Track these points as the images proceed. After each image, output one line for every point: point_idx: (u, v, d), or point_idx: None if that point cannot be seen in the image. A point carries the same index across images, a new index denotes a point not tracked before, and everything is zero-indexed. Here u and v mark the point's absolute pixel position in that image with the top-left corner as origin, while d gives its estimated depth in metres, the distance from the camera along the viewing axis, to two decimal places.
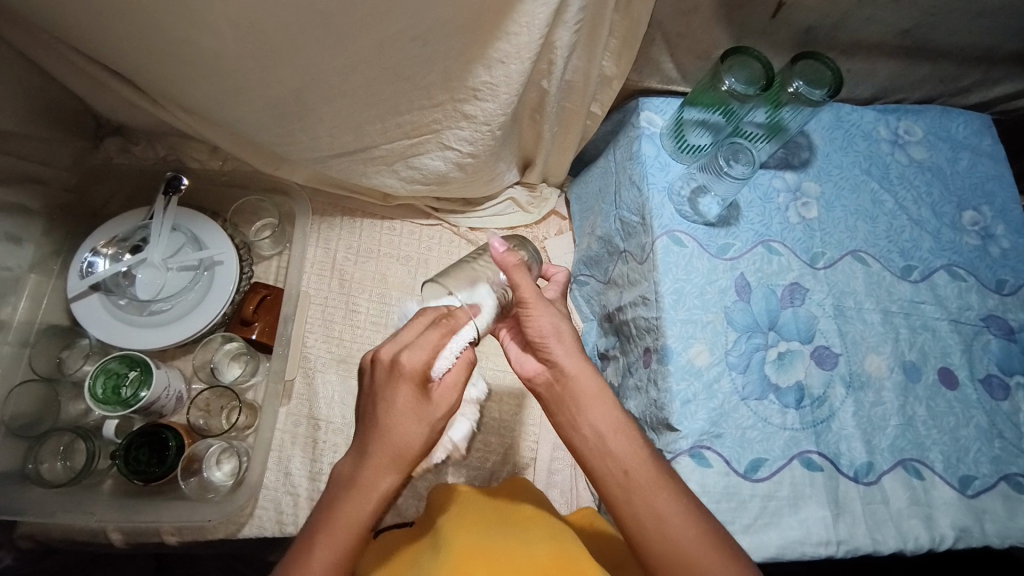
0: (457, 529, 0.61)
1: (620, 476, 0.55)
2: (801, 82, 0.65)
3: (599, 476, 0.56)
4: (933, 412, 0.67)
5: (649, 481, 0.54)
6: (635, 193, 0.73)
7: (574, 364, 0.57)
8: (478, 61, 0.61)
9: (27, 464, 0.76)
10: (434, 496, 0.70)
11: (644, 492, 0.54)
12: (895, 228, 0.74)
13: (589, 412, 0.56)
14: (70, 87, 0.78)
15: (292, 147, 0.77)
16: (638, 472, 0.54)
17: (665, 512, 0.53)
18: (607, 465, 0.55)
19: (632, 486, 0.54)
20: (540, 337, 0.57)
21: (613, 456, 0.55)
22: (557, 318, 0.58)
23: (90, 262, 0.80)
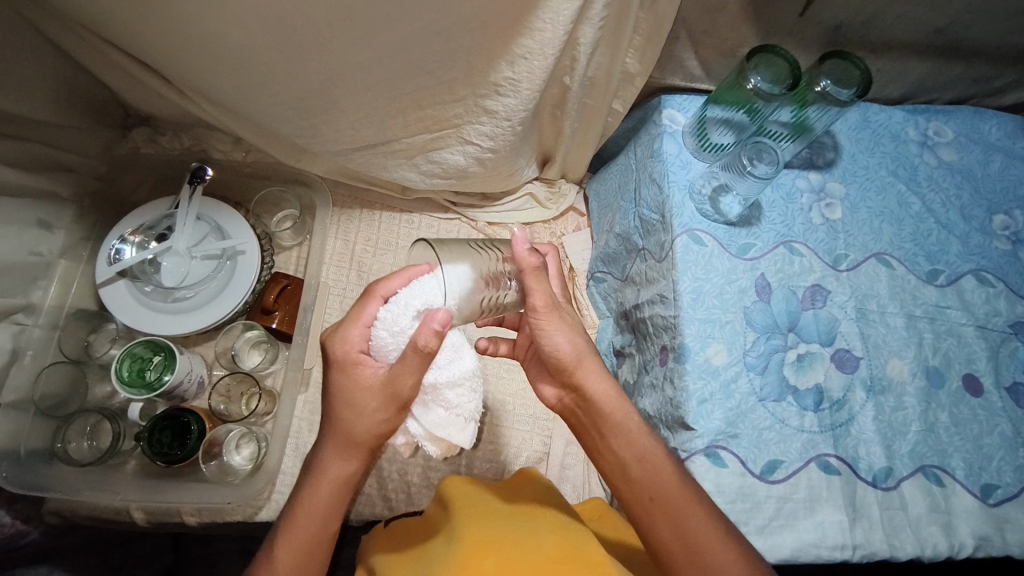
0: (468, 519, 0.62)
1: (647, 502, 0.55)
2: (828, 82, 0.64)
3: (627, 497, 0.57)
4: (956, 419, 0.66)
5: (682, 507, 0.54)
6: (655, 191, 0.73)
7: (602, 394, 0.57)
8: (502, 56, 0.61)
9: (55, 443, 0.78)
10: (445, 489, 0.70)
11: (675, 518, 0.54)
12: (921, 231, 0.73)
13: (615, 440, 0.57)
14: (100, 77, 0.79)
15: (315, 140, 0.78)
16: (668, 499, 0.54)
17: (697, 541, 0.53)
18: (634, 489, 0.56)
19: (659, 512, 0.54)
20: (567, 361, 0.56)
21: (639, 482, 0.56)
22: (575, 339, 0.57)
23: (117, 249, 0.82)
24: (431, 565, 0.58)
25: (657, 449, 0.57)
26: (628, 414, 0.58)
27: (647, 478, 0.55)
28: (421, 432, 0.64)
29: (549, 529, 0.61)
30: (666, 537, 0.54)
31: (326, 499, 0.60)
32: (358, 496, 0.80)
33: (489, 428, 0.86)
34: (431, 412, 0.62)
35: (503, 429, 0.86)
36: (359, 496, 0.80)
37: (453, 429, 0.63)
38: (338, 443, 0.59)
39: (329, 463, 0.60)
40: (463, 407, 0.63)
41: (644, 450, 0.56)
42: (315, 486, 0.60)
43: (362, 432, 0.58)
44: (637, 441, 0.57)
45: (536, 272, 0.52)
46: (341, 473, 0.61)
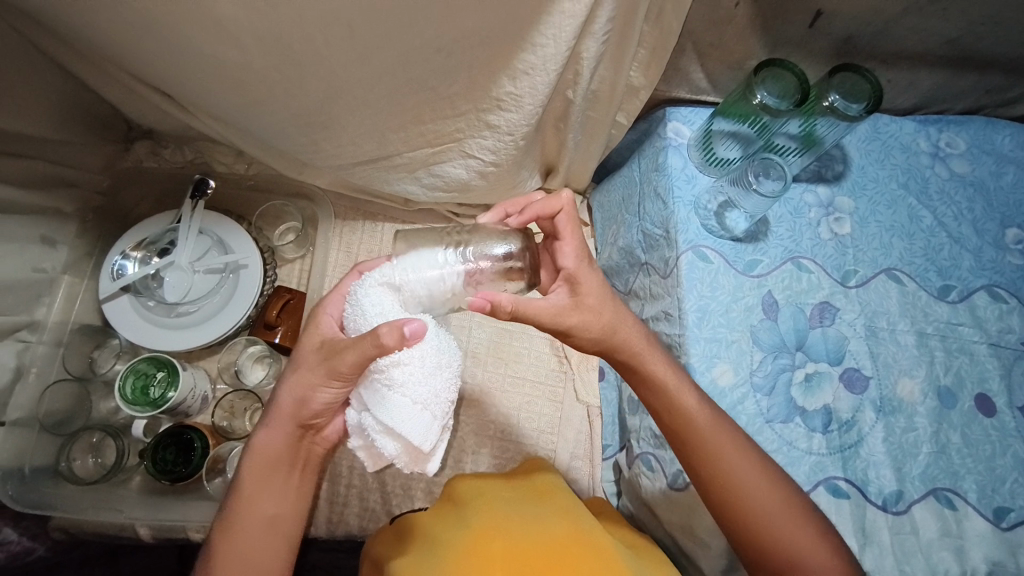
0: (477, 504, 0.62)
1: (682, 446, 0.57)
2: (837, 95, 0.63)
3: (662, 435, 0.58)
4: (968, 440, 0.65)
5: (720, 448, 0.55)
6: (660, 206, 0.72)
7: (635, 349, 0.58)
8: (504, 73, 0.60)
9: (59, 461, 0.78)
10: (450, 485, 0.68)
11: (712, 459, 0.55)
12: (933, 245, 0.71)
13: (644, 390, 0.59)
14: (102, 93, 0.79)
15: (316, 155, 0.78)
16: (703, 443, 0.56)
17: (732, 477, 0.55)
18: (669, 435, 0.58)
19: (694, 455, 0.56)
20: (595, 346, 0.58)
21: (672, 430, 0.57)
22: (599, 328, 0.57)
23: (120, 265, 0.82)
24: (434, 559, 0.56)
25: (689, 397, 0.57)
26: (657, 364, 0.58)
27: (680, 427, 0.56)
28: (373, 422, 0.53)
29: (555, 511, 0.61)
30: (705, 475, 0.56)
31: (259, 480, 0.59)
32: (363, 511, 0.80)
33: (493, 442, 0.85)
34: (378, 395, 0.52)
35: (508, 443, 0.85)
36: (364, 511, 0.80)
37: (399, 414, 0.51)
38: (283, 421, 0.59)
39: (260, 438, 0.60)
40: (414, 389, 0.51)
41: (676, 400, 0.57)
42: (243, 464, 0.60)
43: (287, 402, 0.59)
44: (667, 394, 0.57)
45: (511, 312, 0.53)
46: (270, 447, 0.60)
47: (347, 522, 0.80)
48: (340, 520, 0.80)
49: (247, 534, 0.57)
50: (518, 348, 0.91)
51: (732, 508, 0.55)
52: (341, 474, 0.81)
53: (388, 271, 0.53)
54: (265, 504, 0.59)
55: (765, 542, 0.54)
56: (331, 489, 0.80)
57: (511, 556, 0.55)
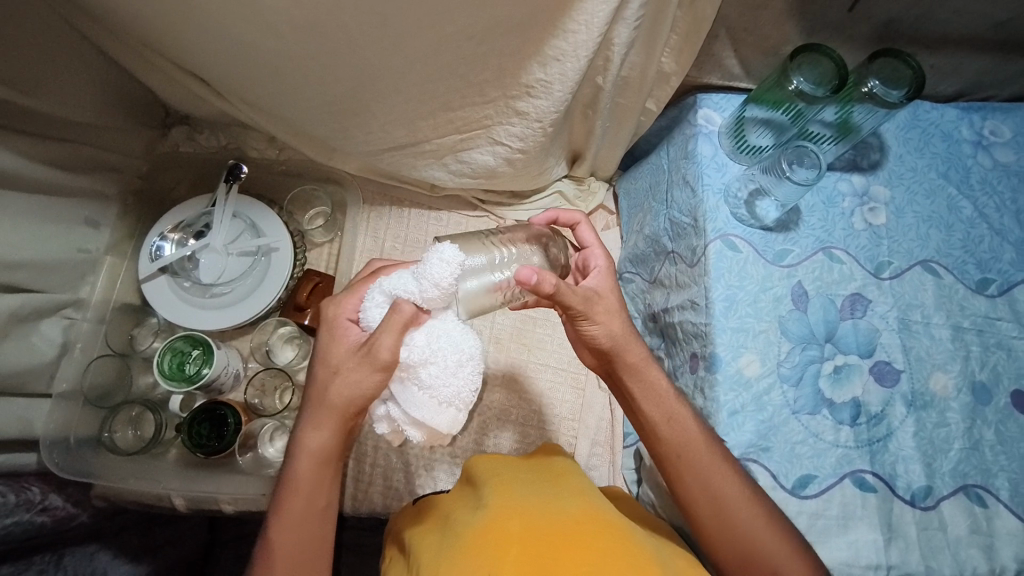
0: (496, 487, 0.61)
1: (674, 459, 0.58)
2: (877, 81, 0.61)
3: (657, 454, 0.60)
4: (1002, 437, 0.63)
5: (710, 463, 0.57)
6: (688, 194, 0.71)
7: (634, 364, 0.60)
8: (534, 59, 0.60)
9: (103, 432, 0.82)
10: (472, 465, 0.68)
11: (701, 476, 0.57)
12: (973, 237, 0.69)
13: (644, 401, 0.60)
14: (141, 79, 0.81)
15: (347, 141, 0.79)
16: (694, 457, 0.57)
17: (719, 494, 0.56)
18: (662, 448, 0.59)
19: (684, 469, 0.58)
20: (606, 345, 0.59)
21: (667, 441, 0.59)
22: (613, 328, 0.58)
23: (159, 246, 0.85)
24: (453, 534, 0.56)
25: (684, 410, 0.59)
26: (657, 376, 0.60)
27: (674, 437, 0.58)
28: (400, 414, 0.54)
29: (572, 491, 0.61)
30: (693, 492, 0.57)
31: (310, 474, 0.58)
32: (387, 490, 0.82)
33: (515, 427, 0.86)
34: (407, 392, 0.53)
35: (529, 428, 0.86)
36: (388, 490, 0.82)
37: (421, 406, 0.52)
38: (332, 419, 0.56)
39: (309, 438, 0.57)
40: (440, 389, 0.52)
41: (673, 412, 0.59)
42: (293, 464, 0.58)
43: (337, 399, 0.55)
44: (666, 402, 0.59)
45: (552, 293, 0.53)
46: (321, 446, 0.58)
47: (371, 500, 0.82)
48: (365, 498, 0.82)
49: (298, 524, 0.58)
50: (540, 335, 0.91)
51: (715, 526, 0.56)
52: (367, 454, 0.83)
53: (387, 283, 0.53)
54: (320, 497, 0.59)
55: (745, 563, 0.55)
56: (357, 468, 0.83)
57: (540, 536, 0.54)
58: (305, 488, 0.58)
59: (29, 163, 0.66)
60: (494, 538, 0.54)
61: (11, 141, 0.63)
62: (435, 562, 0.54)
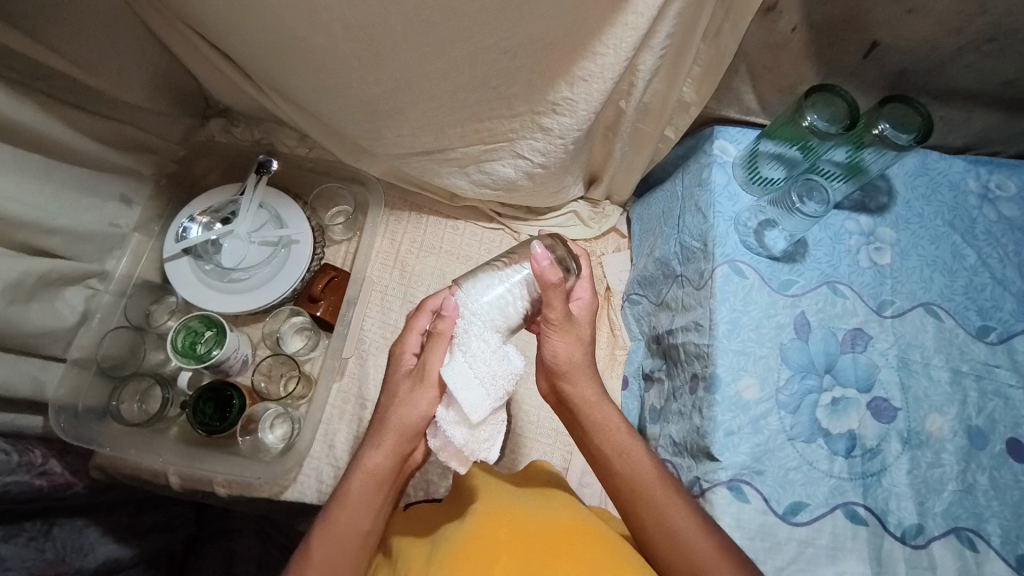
0: (484, 496, 0.60)
1: (630, 493, 0.58)
2: (887, 125, 0.63)
3: (611, 486, 0.60)
4: (996, 484, 0.63)
5: (661, 496, 0.57)
6: (699, 219, 0.73)
7: (582, 398, 0.61)
8: (562, 78, 0.63)
9: (110, 401, 0.85)
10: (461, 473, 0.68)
11: (653, 509, 0.56)
12: (975, 284, 0.71)
13: (597, 436, 0.60)
14: (190, 69, 0.86)
15: (376, 142, 0.83)
16: (646, 491, 0.57)
17: (674, 527, 0.55)
18: (615, 481, 0.59)
19: (638, 502, 0.57)
20: (563, 368, 0.60)
21: (620, 475, 0.59)
22: (575, 347, 0.59)
23: (185, 227, 0.88)
24: (443, 541, 0.55)
25: (636, 446, 0.60)
26: (606, 414, 0.60)
27: (626, 472, 0.59)
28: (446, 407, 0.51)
29: (562, 503, 0.60)
30: (648, 524, 0.56)
31: (360, 497, 0.58)
32: None
33: (511, 437, 0.87)
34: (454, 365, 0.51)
35: (525, 439, 0.87)
36: None
37: (463, 401, 0.48)
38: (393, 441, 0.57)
39: (369, 457, 0.58)
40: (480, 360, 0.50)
41: (622, 447, 0.59)
42: (348, 479, 0.59)
43: (395, 422, 0.56)
44: (615, 438, 0.60)
45: (553, 288, 0.53)
46: (378, 469, 0.58)
47: None
48: None
49: (336, 546, 0.57)
50: None
51: (675, 561, 0.55)
52: None
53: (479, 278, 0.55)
54: (361, 522, 0.58)
55: None
56: None
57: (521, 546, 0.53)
58: (350, 510, 0.58)
59: (76, 134, 0.70)
60: (481, 547, 0.52)
61: (60, 111, 0.67)
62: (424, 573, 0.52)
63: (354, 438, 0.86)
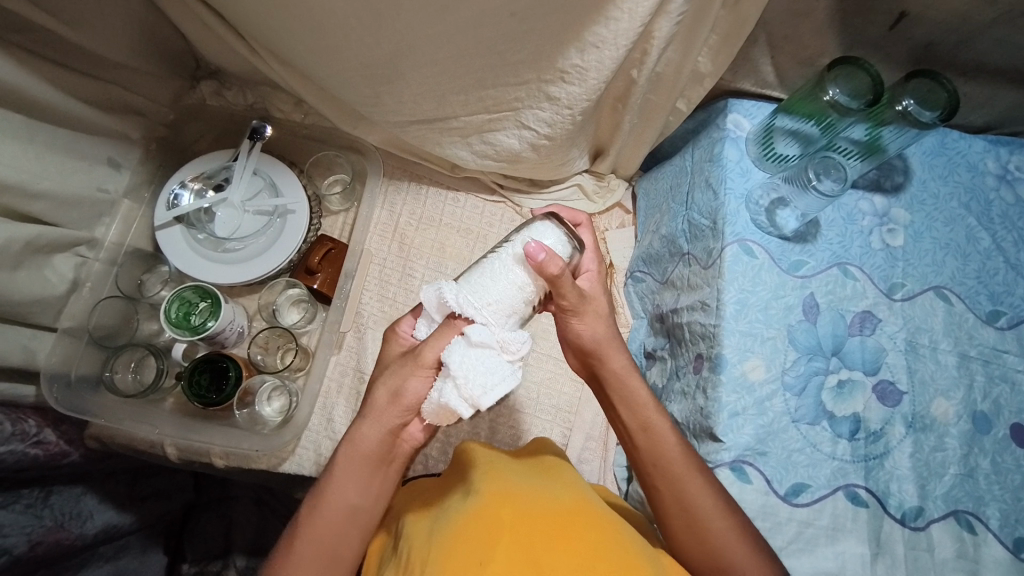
0: (488, 475, 0.59)
1: (651, 466, 0.58)
2: (912, 101, 0.61)
3: (636, 461, 0.60)
4: (998, 468, 0.63)
5: (682, 472, 0.56)
6: (710, 196, 0.71)
7: (616, 371, 0.59)
8: (573, 44, 0.60)
9: (104, 372, 0.83)
10: (462, 450, 0.67)
11: (674, 485, 0.56)
12: (988, 268, 0.69)
13: (621, 408, 0.60)
14: (179, 27, 0.82)
15: (375, 109, 0.80)
16: (669, 466, 0.57)
17: (692, 505, 0.55)
18: (639, 455, 0.59)
19: (660, 477, 0.57)
20: (590, 347, 0.59)
21: (642, 449, 0.59)
22: (594, 329, 0.58)
23: (177, 194, 0.86)
24: (443, 518, 0.55)
25: (662, 422, 0.59)
26: (638, 387, 0.60)
27: (651, 447, 0.58)
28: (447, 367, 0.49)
29: (563, 484, 0.60)
30: (667, 500, 0.57)
31: (348, 474, 0.57)
32: None
33: (511, 412, 0.86)
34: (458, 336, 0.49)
35: (525, 415, 0.86)
36: None
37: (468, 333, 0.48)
38: (386, 413, 0.55)
39: (358, 432, 0.57)
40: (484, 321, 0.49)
41: (648, 422, 0.58)
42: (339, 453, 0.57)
43: (385, 394, 0.55)
44: (643, 413, 0.59)
45: (557, 279, 0.51)
46: (365, 444, 0.56)
47: None
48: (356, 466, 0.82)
49: (324, 518, 0.56)
50: (546, 325, 0.91)
51: (689, 535, 0.56)
52: None
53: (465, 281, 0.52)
54: (348, 496, 0.57)
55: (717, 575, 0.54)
56: None
57: (529, 522, 0.52)
58: (337, 482, 0.56)
59: (58, 94, 0.67)
60: (486, 524, 0.51)
61: (38, 68, 0.64)
62: (425, 548, 0.52)
63: (352, 412, 0.85)
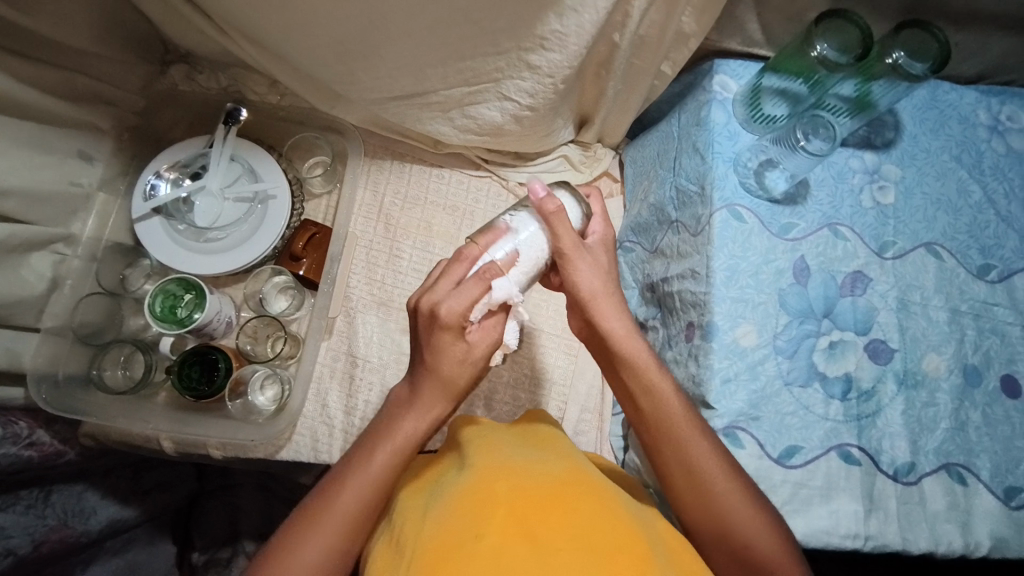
0: (479, 450, 0.59)
1: (657, 430, 0.57)
2: (902, 53, 0.60)
3: (637, 423, 0.59)
4: (987, 419, 0.64)
5: (685, 437, 0.56)
6: (697, 161, 0.70)
7: (615, 331, 0.58)
8: (551, 9, 0.58)
9: (91, 369, 0.82)
10: (456, 427, 0.67)
11: (677, 448, 0.56)
12: (979, 222, 0.69)
13: (627, 372, 0.59)
14: (143, 9, 0.78)
15: (351, 86, 0.77)
16: (671, 429, 0.57)
17: (696, 467, 0.55)
18: (641, 418, 0.58)
19: (664, 441, 0.57)
20: (586, 298, 0.58)
21: (645, 412, 0.58)
22: (593, 278, 0.57)
23: (153, 185, 0.83)
24: (439, 493, 0.55)
25: (664, 383, 0.58)
26: (638, 348, 0.58)
27: (657, 411, 0.57)
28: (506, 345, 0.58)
29: (558, 455, 0.59)
30: (671, 463, 0.57)
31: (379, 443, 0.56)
32: None
33: (506, 389, 0.86)
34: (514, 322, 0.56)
35: (520, 391, 0.86)
36: None
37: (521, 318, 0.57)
38: (448, 378, 0.56)
39: (426, 397, 0.57)
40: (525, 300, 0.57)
41: (653, 386, 0.57)
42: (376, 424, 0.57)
43: (448, 366, 0.55)
44: (644, 374, 0.58)
45: (555, 217, 0.54)
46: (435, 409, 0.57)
47: None
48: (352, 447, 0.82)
49: (379, 477, 0.56)
50: (536, 299, 0.90)
51: (693, 497, 0.56)
52: (357, 407, 0.84)
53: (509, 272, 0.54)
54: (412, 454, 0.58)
55: (723, 536, 0.54)
56: (346, 419, 0.83)
57: (521, 495, 0.51)
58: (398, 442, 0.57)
59: (18, 84, 0.64)
60: (477, 500, 0.51)
61: None
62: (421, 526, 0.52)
63: (347, 396, 0.85)
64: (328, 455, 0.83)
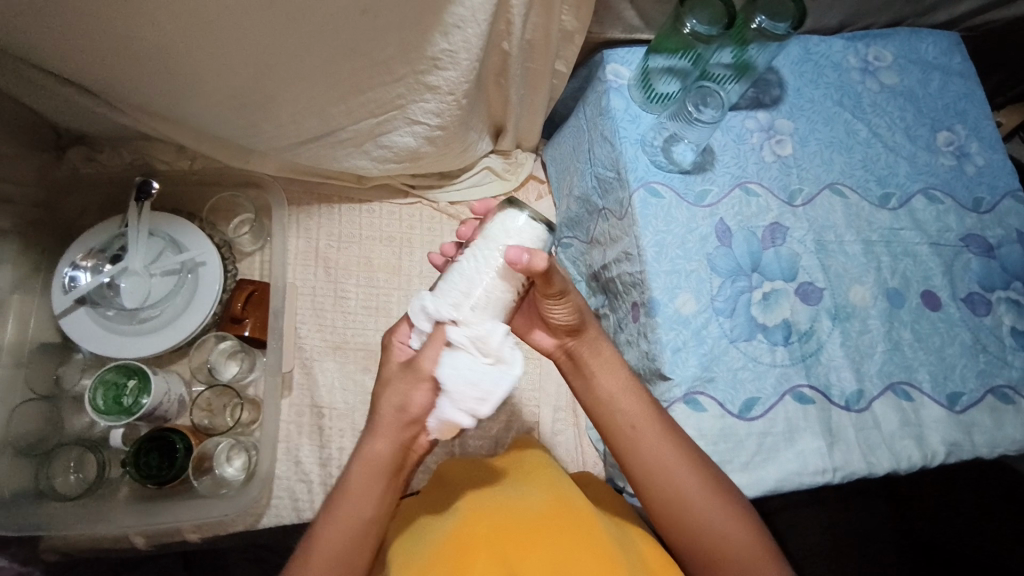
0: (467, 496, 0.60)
1: (629, 429, 0.58)
2: (763, 17, 0.65)
3: (610, 427, 0.59)
4: (917, 334, 0.69)
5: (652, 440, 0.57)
6: (607, 148, 0.73)
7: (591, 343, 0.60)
8: (435, 30, 0.60)
9: (39, 481, 0.77)
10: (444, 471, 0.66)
11: (652, 445, 0.57)
12: (871, 156, 0.74)
13: (601, 375, 0.59)
14: (34, 105, 0.77)
15: (257, 138, 0.77)
16: (647, 425, 0.57)
17: (668, 464, 0.56)
18: (617, 420, 0.58)
19: (638, 440, 0.57)
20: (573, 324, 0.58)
21: (622, 411, 0.58)
22: (580, 308, 0.57)
23: (72, 276, 0.80)
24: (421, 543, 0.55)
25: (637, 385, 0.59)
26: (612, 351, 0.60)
27: (626, 409, 0.58)
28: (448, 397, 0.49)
29: (537, 486, 0.60)
30: (645, 464, 0.57)
31: (361, 485, 0.55)
32: None
33: None
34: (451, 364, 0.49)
35: (492, 405, 0.86)
36: None
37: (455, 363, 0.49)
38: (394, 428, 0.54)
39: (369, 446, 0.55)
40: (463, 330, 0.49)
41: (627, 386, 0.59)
42: (349, 466, 0.56)
43: (388, 409, 0.54)
44: (620, 374, 0.59)
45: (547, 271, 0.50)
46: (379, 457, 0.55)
47: None
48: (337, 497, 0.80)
49: (339, 533, 0.54)
50: None
51: (665, 505, 0.56)
52: (331, 456, 0.82)
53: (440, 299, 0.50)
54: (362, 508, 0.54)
55: (693, 540, 0.56)
56: (323, 472, 0.81)
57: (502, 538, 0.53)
58: (352, 494, 0.54)
59: None
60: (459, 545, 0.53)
61: None
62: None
63: (319, 448, 0.83)
64: (310, 512, 0.80)
